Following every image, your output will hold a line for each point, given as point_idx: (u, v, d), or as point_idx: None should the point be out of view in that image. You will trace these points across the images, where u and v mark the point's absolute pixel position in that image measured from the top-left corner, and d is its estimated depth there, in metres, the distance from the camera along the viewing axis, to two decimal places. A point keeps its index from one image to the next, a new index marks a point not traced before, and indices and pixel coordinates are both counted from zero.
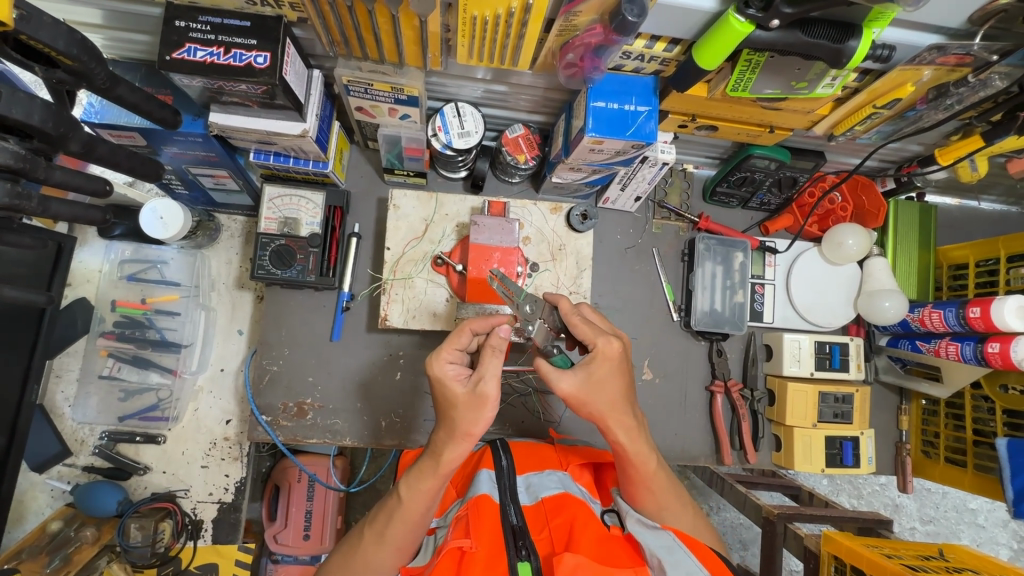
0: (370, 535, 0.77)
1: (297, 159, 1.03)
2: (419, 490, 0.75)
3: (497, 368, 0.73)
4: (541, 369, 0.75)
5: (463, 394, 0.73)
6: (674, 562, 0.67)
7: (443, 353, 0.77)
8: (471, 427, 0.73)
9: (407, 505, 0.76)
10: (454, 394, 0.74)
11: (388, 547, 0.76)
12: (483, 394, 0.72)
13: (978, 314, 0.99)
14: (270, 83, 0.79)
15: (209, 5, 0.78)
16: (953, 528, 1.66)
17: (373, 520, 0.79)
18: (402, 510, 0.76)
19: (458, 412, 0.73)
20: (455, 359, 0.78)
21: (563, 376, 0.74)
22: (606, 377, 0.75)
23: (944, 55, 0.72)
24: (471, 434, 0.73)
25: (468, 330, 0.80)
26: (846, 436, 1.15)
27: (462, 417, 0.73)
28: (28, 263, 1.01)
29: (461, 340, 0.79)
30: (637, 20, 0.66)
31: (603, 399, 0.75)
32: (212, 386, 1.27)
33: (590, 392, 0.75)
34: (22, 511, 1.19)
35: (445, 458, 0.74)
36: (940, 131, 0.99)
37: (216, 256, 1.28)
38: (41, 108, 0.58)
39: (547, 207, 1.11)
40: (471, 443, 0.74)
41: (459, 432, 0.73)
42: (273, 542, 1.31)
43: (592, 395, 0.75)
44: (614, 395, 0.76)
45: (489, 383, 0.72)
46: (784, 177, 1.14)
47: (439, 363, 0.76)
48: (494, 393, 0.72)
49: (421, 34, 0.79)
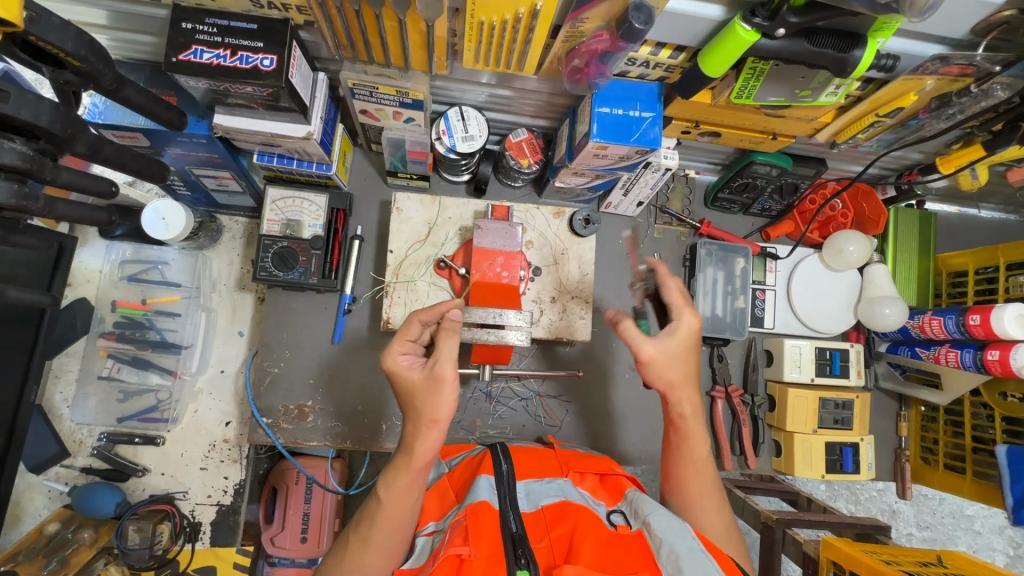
0: (356, 540, 0.77)
1: (301, 161, 1.03)
2: (397, 490, 0.75)
3: (453, 350, 0.75)
4: (624, 332, 0.82)
5: (420, 379, 0.75)
6: (691, 561, 0.68)
7: (395, 346, 0.78)
8: (435, 412, 0.73)
9: (385, 506, 0.76)
10: (412, 382, 0.75)
11: (373, 551, 0.76)
12: (440, 376, 0.73)
13: (977, 321, 1.00)
14: (275, 86, 0.79)
15: (216, 8, 0.78)
16: (950, 534, 1.67)
17: (358, 524, 0.78)
18: (382, 511, 0.76)
19: (420, 400, 0.74)
20: (408, 350, 0.79)
21: (646, 341, 0.82)
22: (686, 351, 0.83)
23: (947, 65, 0.73)
24: (437, 420, 0.74)
25: (416, 320, 0.80)
26: (846, 442, 1.16)
27: (424, 404, 0.74)
28: (28, 263, 0.99)
29: (411, 331, 0.80)
30: (644, 28, 0.67)
31: (668, 371, 0.83)
32: (212, 388, 1.26)
33: (668, 359, 0.82)
34: (19, 513, 1.18)
35: (416, 452, 0.75)
36: (941, 140, 0.99)
37: (217, 257, 1.27)
38: (48, 109, 0.58)
39: (550, 211, 1.11)
40: (439, 430, 0.75)
41: (424, 420, 0.74)
42: (270, 544, 1.29)
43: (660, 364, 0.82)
44: (680, 371, 0.83)
45: (445, 365, 0.73)
46: (785, 184, 1.15)
47: (392, 356, 0.77)
48: (451, 374, 0.74)
49: (427, 38, 0.79)
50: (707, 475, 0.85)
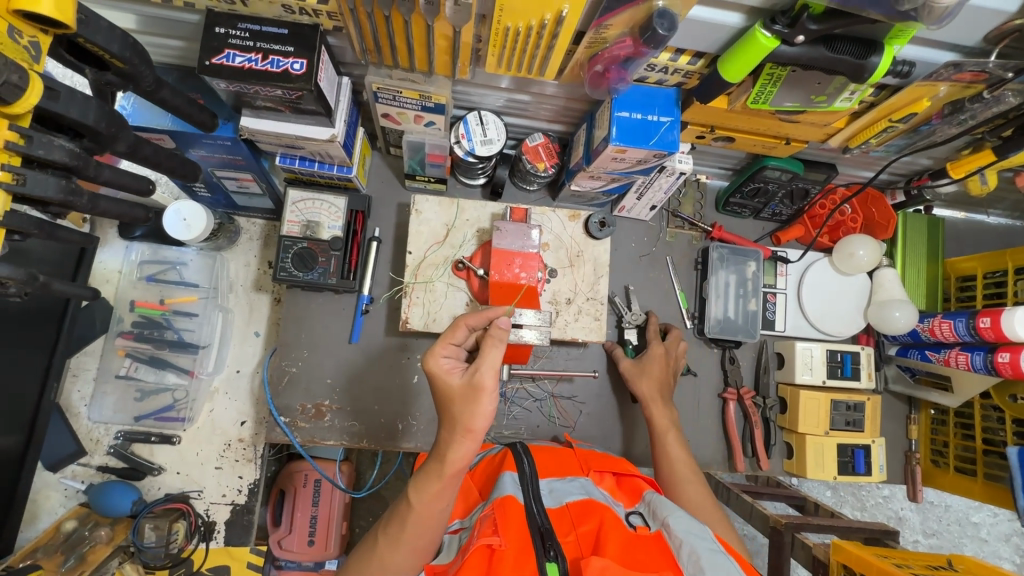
0: (385, 540, 0.78)
1: (322, 163, 1.05)
2: (427, 495, 0.76)
3: (495, 360, 0.78)
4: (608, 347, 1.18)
5: (459, 385, 0.78)
6: (712, 563, 0.66)
7: (437, 348, 0.82)
8: (471, 422, 0.75)
9: (418, 511, 0.76)
10: (450, 387, 0.78)
11: (403, 551, 0.77)
12: (480, 385, 0.76)
13: (987, 324, 1.01)
14: (305, 89, 0.81)
15: (248, 13, 0.80)
16: (957, 541, 1.67)
17: (387, 526, 0.79)
18: (414, 514, 0.77)
19: (457, 407, 0.77)
20: (450, 354, 0.83)
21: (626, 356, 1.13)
22: (652, 367, 1.09)
23: (959, 72, 0.75)
24: (472, 430, 0.76)
25: (462, 325, 0.84)
26: (858, 444, 1.17)
27: (460, 412, 0.76)
28: (52, 261, 1.06)
29: (456, 335, 0.84)
30: (667, 34, 0.69)
31: (645, 385, 1.07)
32: (227, 387, 1.27)
33: (638, 373, 1.09)
34: (36, 510, 1.18)
35: (448, 459, 0.76)
36: (951, 146, 1.01)
37: (235, 258, 1.29)
38: (95, 109, 0.60)
39: (565, 214, 1.13)
40: (473, 441, 0.76)
41: (460, 427, 0.76)
42: (278, 548, 1.30)
43: (637, 377, 1.08)
44: (650, 386, 1.06)
45: (485, 372, 0.76)
46: (796, 189, 1.17)
47: (434, 357, 0.81)
48: (490, 384, 0.76)
49: (454, 44, 0.81)
50: (692, 476, 0.94)
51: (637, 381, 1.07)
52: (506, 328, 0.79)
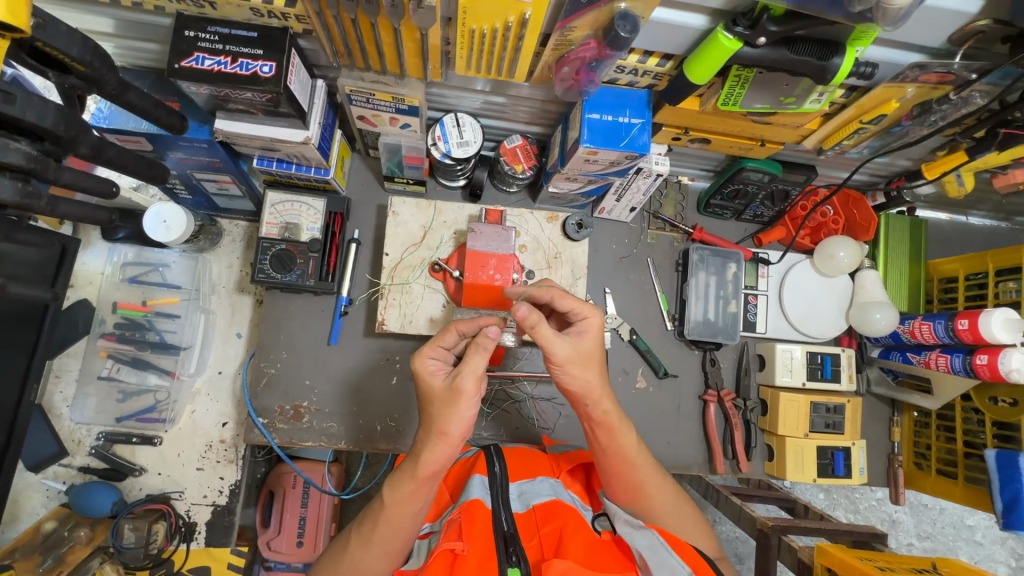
0: (357, 538, 0.78)
1: (300, 166, 1.05)
2: (402, 494, 0.76)
3: (477, 366, 0.74)
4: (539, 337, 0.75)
5: (440, 388, 0.76)
6: (657, 564, 0.67)
7: (426, 349, 0.81)
8: (446, 425, 0.74)
9: (390, 510, 0.77)
10: (431, 388, 0.77)
11: (375, 551, 0.77)
12: (459, 389, 0.73)
13: (966, 326, 1.01)
14: (275, 92, 0.82)
15: (218, 17, 0.81)
16: (950, 545, 1.66)
17: (360, 525, 0.80)
18: (386, 514, 0.77)
19: (435, 408, 0.75)
20: (438, 356, 0.82)
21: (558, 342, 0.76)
22: (591, 356, 0.79)
23: (926, 73, 0.75)
24: (447, 433, 0.74)
25: (453, 330, 0.82)
26: (838, 446, 1.16)
27: (438, 415, 0.74)
28: (31, 264, 1.03)
29: (446, 339, 0.82)
30: (629, 36, 0.69)
31: (581, 376, 0.79)
32: (209, 388, 1.28)
33: (577, 364, 0.78)
34: (17, 511, 1.19)
35: (422, 460, 0.75)
36: (927, 147, 1.01)
37: (217, 260, 1.30)
38: (53, 111, 0.60)
39: (543, 216, 1.13)
40: (448, 445, 0.75)
41: (435, 429, 0.74)
42: (266, 549, 1.31)
43: (574, 366, 0.78)
44: (593, 376, 0.79)
45: (465, 378, 0.73)
46: (776, 190, 1.17)
47: (421, 359, 0.80)
48: (469, 390, 0.73)
49: (422, 46, 0.82)
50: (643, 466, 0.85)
51: (577, 373, 0.78)
52: (493, 338, 0.75)
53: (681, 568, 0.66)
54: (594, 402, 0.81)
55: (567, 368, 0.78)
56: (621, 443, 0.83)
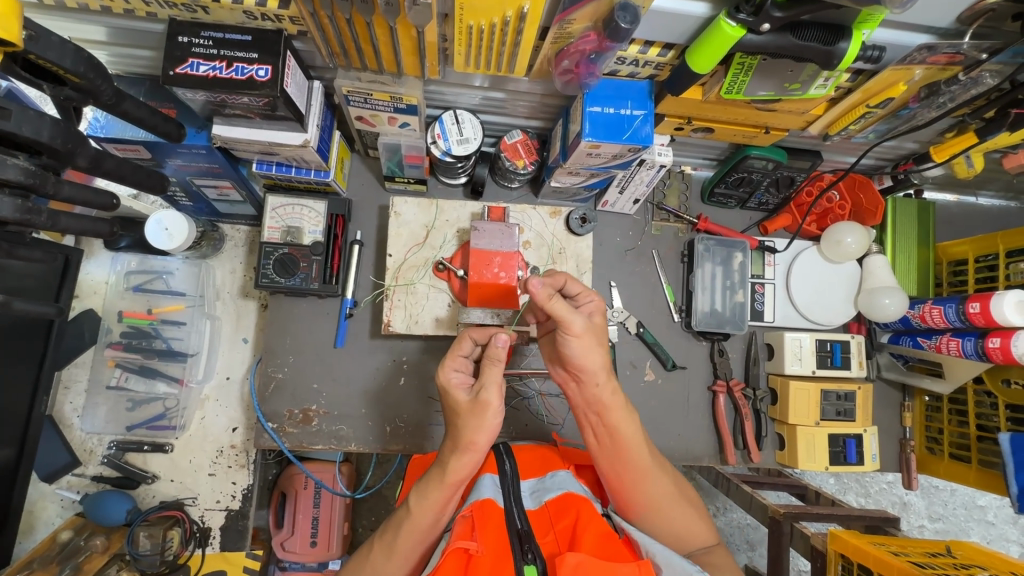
0: (379, 546, 0.78)
1: (299, 169, 1.04)
2: (428, 502, 0.76)
3: (497, 376, 0.76)
4: (557, 313, 0.73)
5: (465, 403, 0.75)
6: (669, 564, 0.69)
7: (447, 361, 0.81)
8: (474, 437, 0.73)
9: (415, 516, 0.76)
10: (458, 403, 0.76)
11: (397, 560, 0.77)
12: (485, 402, 0.73)
13: (977, 310, 1.00)
14: (271, 96, 0.81)
15: (211, 21, 0.80)
16: (962, 525, 1.65)
17: (382, 533, 0.79)
18: (410, 521, 0.76)
19: (462, 422, 0.74)
20: (460, 367, 0.82)
21: (577, 315, 0.74)
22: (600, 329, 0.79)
23: (935, 54, 0.73)
24: (476, 444, 0.73)
25: (468, 338, 0.83)
26: (850, 434, 1.16)
27: (465, 426, 0.74)
28: (38, 277, 1.04)
29: (464, 347, 0.82)
30: (630, 27, 0.68)
31: (597, 351, 0.77)
32: (218, 395, 1.28)
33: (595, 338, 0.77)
34: (33, 521, 1.20)
35: (449, 468, 0.75)
36: (935, 129, 1.00)
37: (221, 266, 1.29)
38: (49, 125, 0.60)
39: (546, 211, 1.12)
40: (476, 453, 0.74)
41: (463, 441, 0.74)
42: (281, 549, 1.32)
43: (589, 339, 0.76)
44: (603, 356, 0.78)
45: (488, 391, 0.74)
46: (781, 177, 1.15)
47: (444, 372, 0.80)
48: (496, 401, 0.73)
49: (419, 44, 0.81)
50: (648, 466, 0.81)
51: (590, 347, 0.76)
52: (504, 348, 0.76)
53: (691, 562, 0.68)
54: (600, 382, 0.79)
55: (580, 341, 0.75)
56: (629, 425, 0.81)
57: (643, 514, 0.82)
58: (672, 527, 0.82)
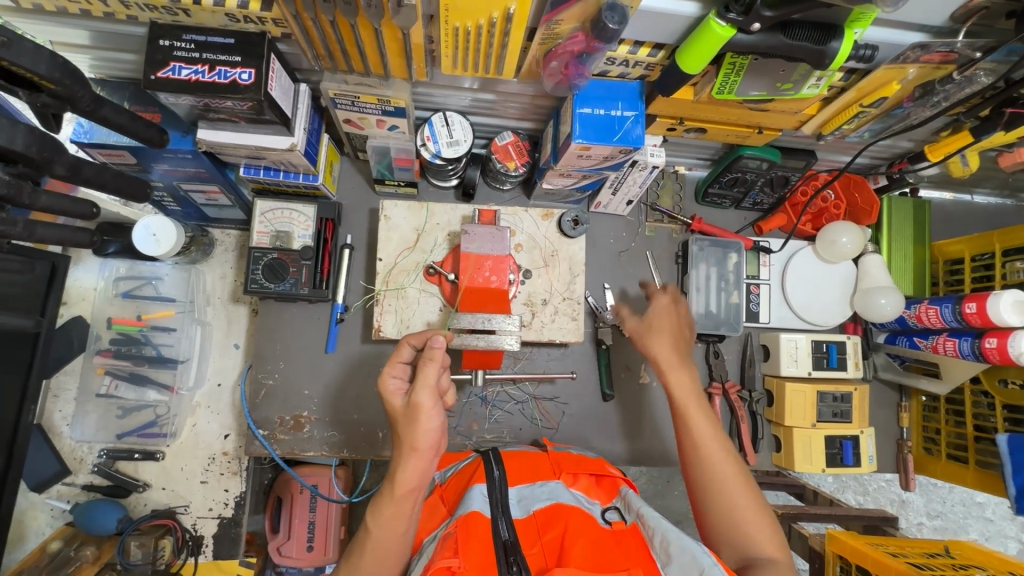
0: (345, 569, 0.75)
1: (287, 173, 1.03)
2: (384, 518, 0.73)
3: (432, 378, 0.73)
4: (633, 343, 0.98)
5: (402, 408, 0.74)
6: (682, 553, 0.67)
7: (386, 368, 0.78)
8: (414, 440, 0.72)
9: (374, 533, 0.73)
10: (395, 408, 0.75)
11: None
12: (418, 405, 0.72)
13: (973, 309, 0.99)
14: (255, 100, 0.79)
15: (193, 24, 0.78)
16: (961, 523, 1.64)
17: (348, 555, 0.77)
18: (373, 540, 0.73)
19: (401, 428, 0.73)
20: (400, 373, 0.79)
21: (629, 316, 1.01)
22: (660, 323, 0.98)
23: (928, 52, 0.72)
24: (417, 448, 0.72)
25: (407, 344, 0.80)
26: (846, 435, 1.15)
27: (404, 432, 0.72)
28: (21, 285, 1.03)
29: (403, 353, 0.79)
30: (618, 27, 0.66)
31: (659, 340, 0.95)
32: (209, 401, 1.27)
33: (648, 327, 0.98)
34: (23, 531, 1.19)
35: (397, 479, 0.72)
36: (930, 127, 0.99)
37: (211, 271, 1.28)
38: (24, 133, 0.59)
39: (538, 213, 1.11)
40: (421, 457, 0.72)
41: (405, 446, 0.72)
42: (277, 554, 1.30)
43: (646, 332, 0.97)
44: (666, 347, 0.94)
45: (420, 392, 0.72)
46: (776, 177, 1.13)
47: (382, 379, 0.77)
48: (429, 402, 0.72)
49: (406, 46, 0.79)
50: (703, 429, 0.85)
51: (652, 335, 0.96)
52: (439, 347, 0.74)
53: (704, 553, 0.66)
54: (661, 351, 0.94)
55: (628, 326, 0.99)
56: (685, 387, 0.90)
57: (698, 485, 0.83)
58: (724, 500, 0.80)
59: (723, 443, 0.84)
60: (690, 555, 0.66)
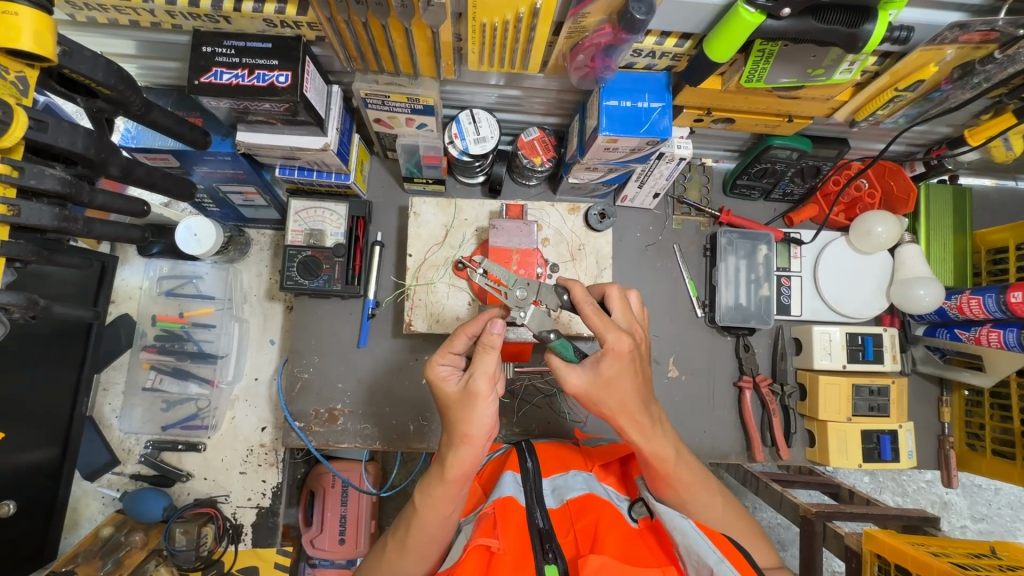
0: (393, 544, 0.79)
1: (321, 172, 1.06)
2: (432, 498, 0.76)
3: (490, 365, 0.71)
4: (552, 365, 0.75)
5: (455, 393, 0.73)
6: (688, 552, 0.65)
7: (436, 357, 0.77)
8: (464, 428, 0.72)
9: (422, 515, 0.76)
10: (447, 394, 0.74)
11: (409, 555, 0.78)
12: (474, 392, 0.71)
13: (1020, 299, 0.95)
14: (292, 101, 0.82)
15: (234, 30, 0.82)
16: (1009, 526, 1.57)
17: (396, 529, 0.80)
18: (418, 519, 0.77)
19: (452, 412, 0.73)
20: (450, 362, 0.78)
21: (572, 371, 0.74)
22: (617, 378, 0.73)
23: (967, 32, 0.70)
24: (469, 436, 0.72)
25: (462, 334, 0.78)
26: (884, 430, 1.12)
27: (458, 418, 0.72)
28: (57, 281, 1.09)
29: (456, 343, 0.78)
30: (645, 18, 0.67)
31: (613, 396, 0.74)
32: (247, 395, 1.32)
33: (599, 392, 0.73)
34: (76, 518, 1.25)
35: (450, 463, 0.74)
36: (969, 111, 0.96)
37: (247, 269, 1.33)
38: (83, 136, 0.62)
39: (564, 208, 1.12)
40: (474, 446, 0.73)
41: (458, 434, 0.73)
42: (311, 547, 1.34)
43: (599, 393, 0.73)
44: (625, 397, 0.74)
45: (478, 380, 0.71)
46: (806, 167, 1.11)
47: (433, 366, 0.77)
48: (486, 390, 0.71)
49: (434, 45, 0.81)
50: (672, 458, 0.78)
51: (603, 398, 0.74)
52: (498, 334, 0.71)
53: (710, 552, 0.63)
54: (608, 399, 0.74)
55: (585, 380, 0.73)
56: (654, 441, 0.77)
57: (673, 493, 0.80)
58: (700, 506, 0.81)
59: (689, 468, 0.81)
60: (699, 555, 0.64)
